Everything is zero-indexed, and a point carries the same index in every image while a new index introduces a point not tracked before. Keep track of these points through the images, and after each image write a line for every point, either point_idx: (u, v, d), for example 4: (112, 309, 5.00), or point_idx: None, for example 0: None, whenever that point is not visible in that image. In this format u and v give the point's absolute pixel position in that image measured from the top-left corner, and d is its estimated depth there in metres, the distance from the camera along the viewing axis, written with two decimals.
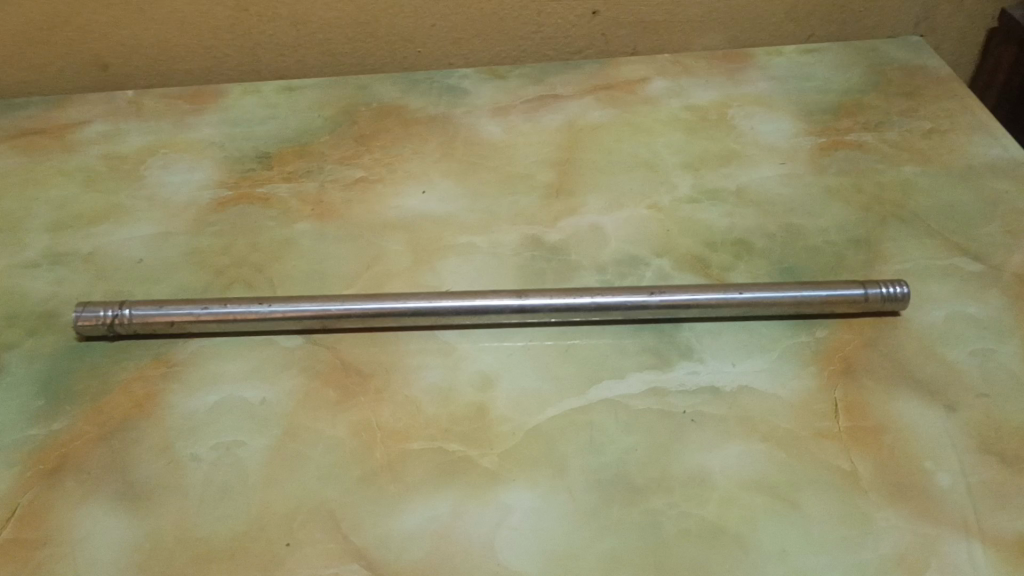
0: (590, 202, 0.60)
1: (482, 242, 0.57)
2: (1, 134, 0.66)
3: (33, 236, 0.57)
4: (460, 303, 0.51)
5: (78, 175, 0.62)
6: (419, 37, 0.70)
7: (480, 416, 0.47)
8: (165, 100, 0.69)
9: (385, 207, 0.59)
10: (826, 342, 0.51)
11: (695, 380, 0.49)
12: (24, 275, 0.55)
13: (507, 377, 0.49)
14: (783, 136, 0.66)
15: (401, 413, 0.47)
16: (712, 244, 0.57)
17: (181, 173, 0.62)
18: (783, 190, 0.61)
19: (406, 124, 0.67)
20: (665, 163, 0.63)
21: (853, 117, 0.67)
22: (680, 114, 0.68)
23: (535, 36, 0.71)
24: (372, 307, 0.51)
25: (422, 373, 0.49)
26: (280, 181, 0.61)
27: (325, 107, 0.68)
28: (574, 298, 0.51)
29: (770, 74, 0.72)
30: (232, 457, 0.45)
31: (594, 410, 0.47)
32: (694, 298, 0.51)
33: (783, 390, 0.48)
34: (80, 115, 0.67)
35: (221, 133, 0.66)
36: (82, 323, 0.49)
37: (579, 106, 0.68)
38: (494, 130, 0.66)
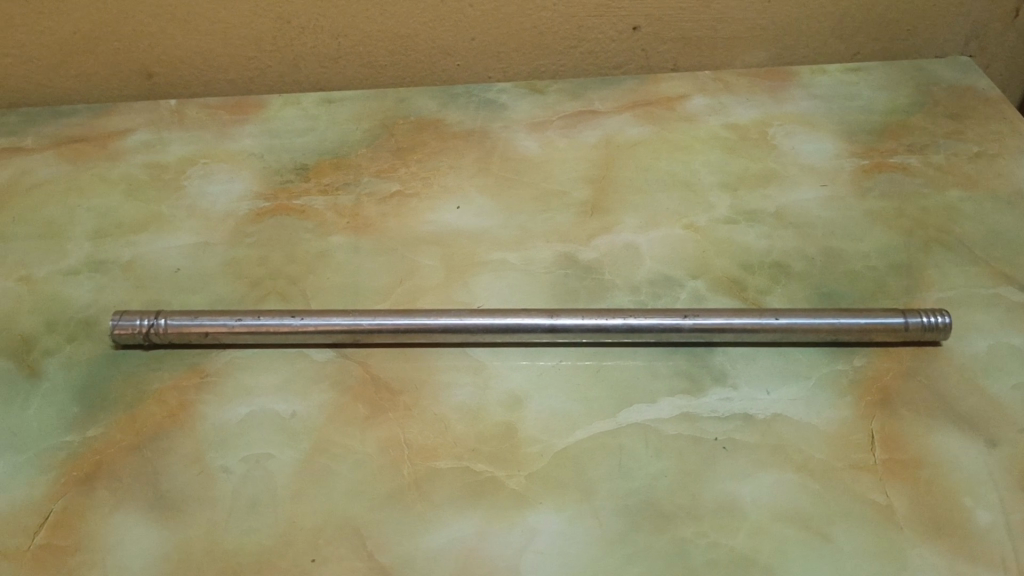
0: (625, 220, 0.59)
1: (514, 258, 0.57)
2: (47, 141, 0.67)
3: (76, 244, 0.58)
4: (491, 321, 0.51)
5: (120, 183, 0.63)
6: (458, 51, 0.70)
7: (509, 437, 0.47)
8: (208, 110, 0.70)
9: (420, 222, 0.60)
10: (864, 370, 0.50)
11: (727, 406, 0.48)
12: (65, 282, 0.56)
13: (536, 398, 0.49)
14: (824, 156, 0.64)
15: (430, 430, 0.47)
16: (749, 267, 0.56)
17: (221, 184, 0.63)
18: (823, 212, 0.60)
19: (444, 138, 0.67)
20: (703, 183, 0.62)
21: (897, 138, 0.66)
22: (719, 132, 0.67)
23: (575, 51, 0.71)
24: (404, 322, 0.51)
25: (452, 391, 0.49)
26: (317, 193, 0.62)
27: (363, 120, 0.69)
28: (606, 319, 0.51)
29: (813, 93, 0.71)
30: (261, 470, 0.45)
31: (624, 434, 0.47)
32: (729, 322, 0.51)
33: (818, 418, 0.47)
34: (125, 124, 0.69)
35: (261, 144, 0.66)
36: (119, 332, 0.50)
37: (617, 122, 0.68)
38: (531, 145, 0.66)
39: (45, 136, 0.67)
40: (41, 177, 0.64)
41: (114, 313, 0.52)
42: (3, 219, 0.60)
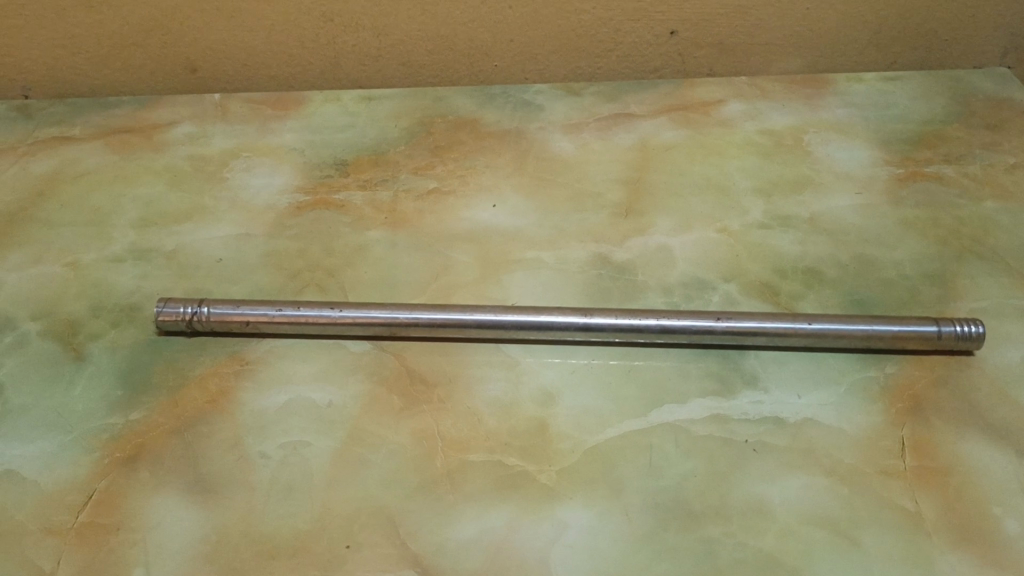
0: (659, 221, 0.60)
1: (549, 257, 0.58)
2: (94, 132, 0.69)
3: (120, 232, 0.60)
4: (526, 318, 0.52)
5: (164, 174, 0.65)
6: (496, 52, 0.70)
7: (541, 432, 0.47)
8: (250, 105, 0.71)
9: (456, 219, 0.60)
10: (895, 378, 0.50)
11: (758, 409, 0.48)
12: (110, 269, 0.57)
13: (568, 395, 0.49)
14: (858, 164, 0.65)
15: (463, 423, 0.48)
16: (782, 272, 0.56)
17: (262, 177, 0.64)
18: (857, 219, 0.60)
19: (480, 137, 0.68)
20: (737, 187, 0.63)
21: (933, 148, 0.66)
22: (755, 137, 0.67)
23: (612, 54, 0.71)
24: (440, 317, 0.52)
25: (485, 386, 0.50)
26: (356, 188, 0.63)
27: (402, 118, 0.70)
28: (639, 319, 0.51)
29: (848, 101, 0.71)
30: (298, 457, 0.46)
31: (655, 433, 0.47)
32: (762, 326, 0.51)
33: (848, 424, 0.48)
34: (170, 117, 0.70)
35: (302, 139, 0.68)
36: (163, 319, 0.51)
37: (652, 125, 0.68)
38: (567, 147, 0.67)
39: (92, 126, 0.69)
40: (88, 166, 0.65)
41: (158, 300, 0.53)
42: (51, 206, 0.62)
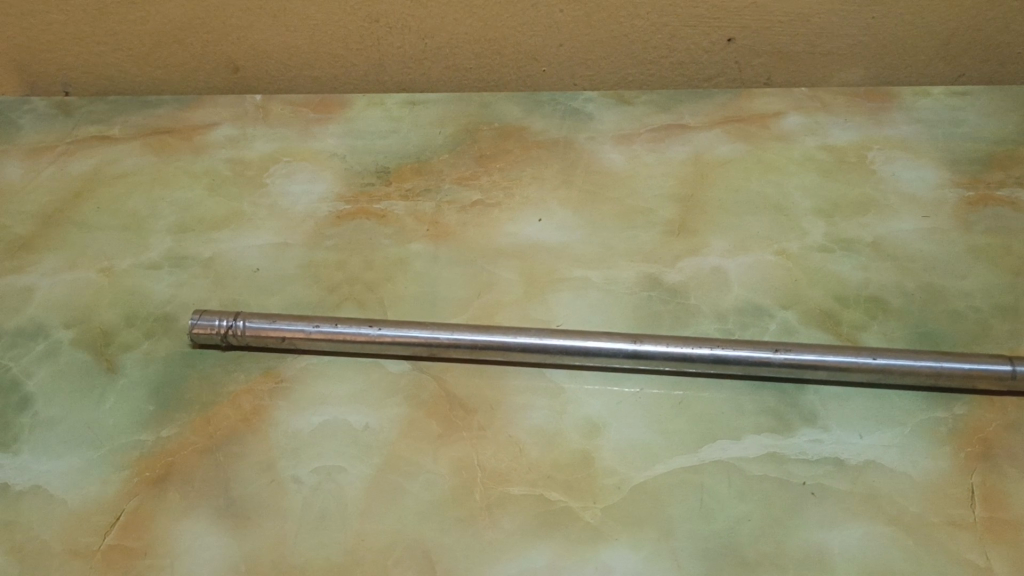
0: (712, 242, 0.57)
1: (597, 277, 0.55)
2: (134, 131, 0.67)
3: (157, 237, 0.58)
4: (572, 342, 0.49)
5: (203, 178, 0.63)
6: (545, 56, 0.68)
7: (586, 466, 0.45)
8: (292, 107, 0.69)
9: (500, 233, 0.58)
10: (965, 419, 0.47)
11: (817, 449, 0.46)
12: (146, 276, 0.55)
13: (615, 427, 0.47)
14: (925, 185, 0.61)
15: (504, 454, 0.46)
16: (844, 300, 0.53)
17: (303, 184, 0.62)
18: (924, 245, 0.57)
19: (527, 147, 0.65)
20: (796, 207, 0.60)
21: (1005, 170, 0.62)
22: (815, 153, 0.64)
23: (665, 61, 0.68)
24: (481, 338, 0.49)
25: (527, 414, 0.47)
26: (398, 198, 0.61)
27: (447, 124, 0.67)
28: (692, 348, 0.49)
29: (915, 116, 0.67)
30: (332, 483, 0.44)
31: (706, 472, 0.45)
32: (823, 359, 0.48)
33: (914, 469, 0.45)
34: (210, 117, 0.68)
35: (344, 145, 0.66)
36: (198, 331, 0.49)
37: (707, 138, 0.65)
38: (616, 159, 0.64)
39: (132, 125, 0.68)
40: (127, 168, 0.64)
41: (193, 312, 0.51)
42: (89, 209, 0.60)
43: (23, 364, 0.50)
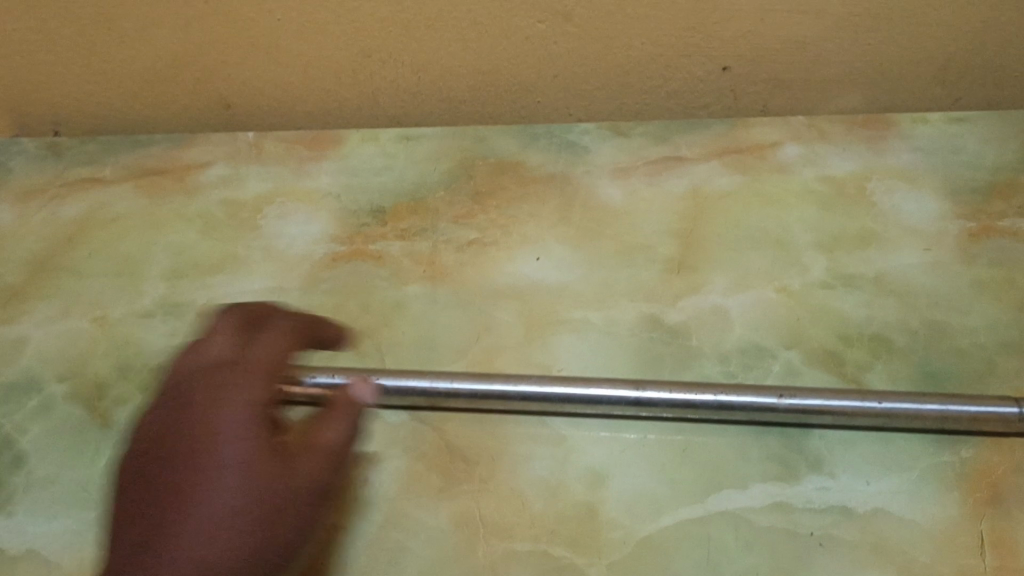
0: (713, 280, 0.57)
1: (597, 317, 0.55)
2: (125, 171, 0.66)
3: (150, 284, 0.57)
4: (573, 390, 0.48)
5: (196, 220, 0.62)
6: (540, 87, 0.67)
7: (590, 519, 0.44)
8: (284, 144, 0.68)
9: (498, 273, 0.58)
10: (972, 464, 0.46)
11: (825, 497, 0.45)
12: (140, 325, 0.55)
13: (619, 477, 0.46)
14: (926, 217, 0.61)
15: (507, 507, 0.45)
16: (847, 338, 0.53)
17: (297, 224, 0.61)
18: (927, 280, 0.56)
19: (524, 182, 0.65)
20: (797, 241, 0.59)
21: (1007, 200, 0.62)
22: (814, 185, 0.64)
23: (661, 91, 0.68)
24: (480, 387, 0.48)
25: (530, 465, 0.47)
26: (394, 238, 0.60)
27: (441, 159, 0.66)
28: (694, 394, 0.48)
29: (914, 144, 0.67)
30: (334, 542, 0.44)
31: (713, 523, 0.44)
32: (828, 404, 0.47)
33: (922, 516, 0.44)
34: (201, 156, 0.67)
35: (339, 183, 0.65)
36: None
37: (705, 170, 0.65)
38: (614, 194, 0.63)
39: (123, 166, 0.67)
40: (119, 211, 0.63)
41: None
42: (81, 255, 0.60)
43: (17, 421, 0.50)
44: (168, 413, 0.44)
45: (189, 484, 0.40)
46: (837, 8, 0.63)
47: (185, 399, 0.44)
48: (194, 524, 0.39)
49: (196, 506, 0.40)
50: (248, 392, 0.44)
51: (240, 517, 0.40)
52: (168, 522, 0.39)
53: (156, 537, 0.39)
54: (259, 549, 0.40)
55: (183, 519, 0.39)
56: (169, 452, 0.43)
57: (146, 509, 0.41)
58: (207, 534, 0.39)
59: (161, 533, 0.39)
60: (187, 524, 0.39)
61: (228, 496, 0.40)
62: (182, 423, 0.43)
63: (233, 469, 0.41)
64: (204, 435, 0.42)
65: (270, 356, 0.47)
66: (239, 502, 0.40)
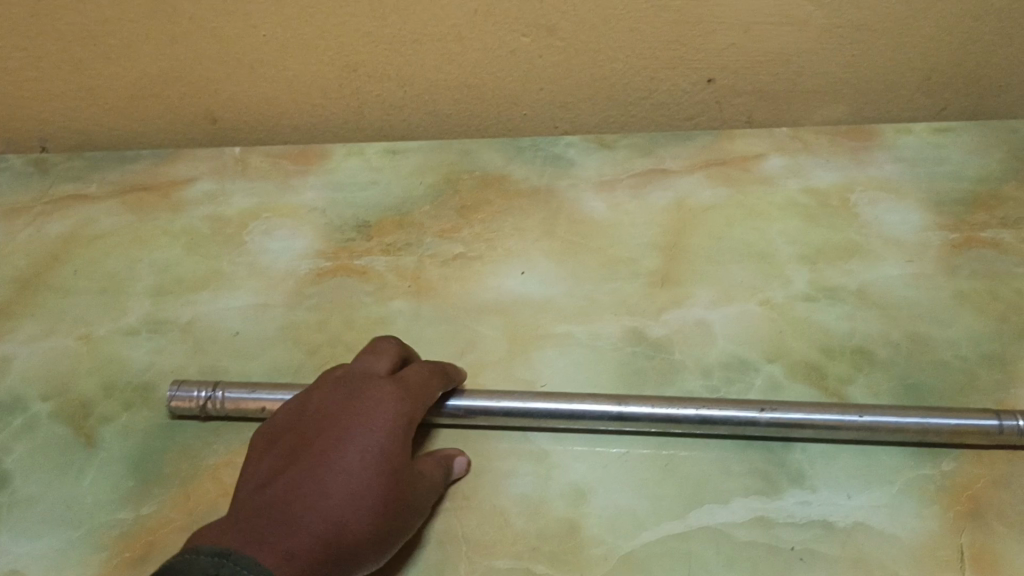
0: (697, 293, 0.57)
1: (581, 332, 0.55)
2: (111, 188, 0.67)
3: (135, 301, 0.58)
4: (556, 407, 0.49)
5: (182, 236, 0.62)
6: (526, 101, 0.67)
7: (572, 536, 0.44)
8: (271, 159, 0.68)
9: (482, 287, 0.58)
10: (952, 477, 0.47)
11: (806, 511, 0.45)
12: (125, 342, 0.55)
13: (601, 493, 0.46)
14: (909, 228, 0.61)
15: (489, 524, 0.45)
16: (830, 351, 0.53)
17: (283, 240, 0.62)
18: (910, 292, 0.56)
19: (509, 196, 0.65)
20: (780, 254, 0.59)
21: (989, 211, 0.62)
22: (798, 197, 0.64)
23: (645, 103, 0.68)
24: (463, 404, 0.49)
25: (512, 481, 0.47)
26: (379, 253, 0.60)
27: (427, 174, 0.67)
28: (676, 409, 0.48)
29: (897, 155, 0.67)
30: None
31: (694, 539, 0.44)
32: (809, 418, 0.48)
33: (903, 530, 0.44)
34: (188, 172, 0.67)
35: (325, 198, 0.65)
36: (176, 404, 0.49)
37: (690, 183, 0.65)
38: (599, 208, 0.64)
39: (109, 182, 0.67)
40: (104, 227, 0.64)
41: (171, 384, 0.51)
42: (66, 272, 0.60)
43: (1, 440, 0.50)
44: (299, 412, 0.45)
45: (325, 455, 0.41)
46: (821, 21, 0.63)
47: (316, 400, 0.45)
48: (331, 488, 0.39)
49: (331, 473, 0.40)
50: (392, 388, 0.45)
51: (376, 490, 0.40)
52: (300, 486, 0.40)
53: (286, 494, 0.39)
54: (385, 527, 0.40)
55: (319, 483, 0.40)
56: (297, 440, 0.43)
57: (271, 480, 0.41)
58: (339, 499, 0.39)
59: (294, 492, 0.39)
60: (323, 487, 0.39)
61: (364, 468, 0.40)
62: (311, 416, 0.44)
63: (372, 447, 0.41)
64: (341, 419, 0.43)
65: (425, 380, 0.47)
66: (374, 476, 0.40)
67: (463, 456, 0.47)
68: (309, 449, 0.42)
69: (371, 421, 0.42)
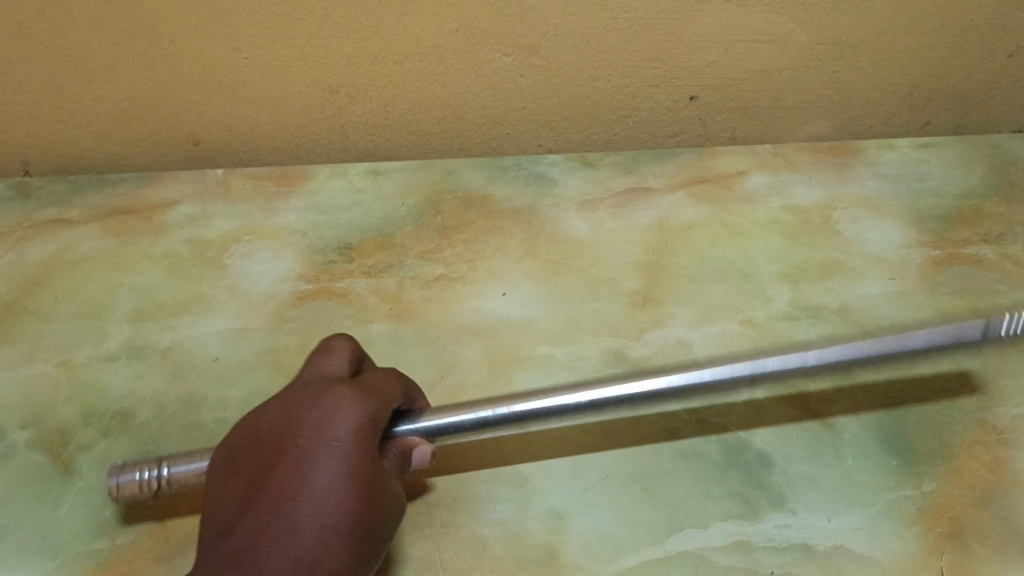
0: (678, 313, 0.57)
1: (562, 353, 0.55)
2: (93, 211, 0.66)
3: (115, 326, 0.57)
4: (534, 406, 0.47)
5: (163, 260, 0.62)
6: (509, 120, 0.67)
7: (551, 563, 0.44)
8: (253, 181, 0.68)
9: (463, 309, 0.58)
10: (932, 498, 0.47)
11: (785, 535, 0.45)
12: (104, 369, 0.55)
13: (580, 518, 0.46)
14: (890, 246, 0.61)
15: (467, 552, 0.45)
16: None
17: (263, 263, 0.61)
18: (891, 310, 0.57)
19: (491, 216, 0.65)
20: (762, 273, 0.59)
21: (971, 227, 0.62)
22: (780, 215, 0.64)
23: (628, 120, 0.68)
24: (434, 421, 0.46)
25: (491, 507, 0.47)
26: (360, 275, 0.60)
27: (410, 194, 0.67)
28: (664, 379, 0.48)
29: (880, 172, 0.67)
30: None
31: (673, 564, 0.44)
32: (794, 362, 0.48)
33: (882, 553, 0.44)
34: (170, 195, 0.67)
35: (307, 220, 0.65)
36: (122, 492, 0.45)
37: (672, 202, 0.65)
38: (581, 227, 0.64)
39: (90, 206, 0.67)
40: (85, 252, 0.63)
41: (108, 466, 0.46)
42: (46, 298, 0.60)
43: None
44: (253, 433, 0.42)
45: (286, 484, 0.38)
46: (803, 38, 0.63)
47: (269, 415, 0.42)
48: (300, 522, 0.37)
49: (296, 508, 0.38)
50: (348, 394, 0.42)
51: (346, 514, 0.38)
52: (266, 525, 0.38)
53: (253, 540, 0.37)
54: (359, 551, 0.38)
55: (285, 521, 0.37)
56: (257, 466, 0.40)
57: (235, 524, 0.38)
58: (309, 538, 0.37)
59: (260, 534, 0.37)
60: (291, 524, 0.37)
61: (330, 497, 0.38)
62: (265, 436, 0.41)
63: (337, 466, 0.39)
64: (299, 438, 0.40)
65: (384, 384, 0.44)
66: (343, 504, 0.38)
67: (423, 445, 0.45)
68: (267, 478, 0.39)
69: (329, 435, 0.40)
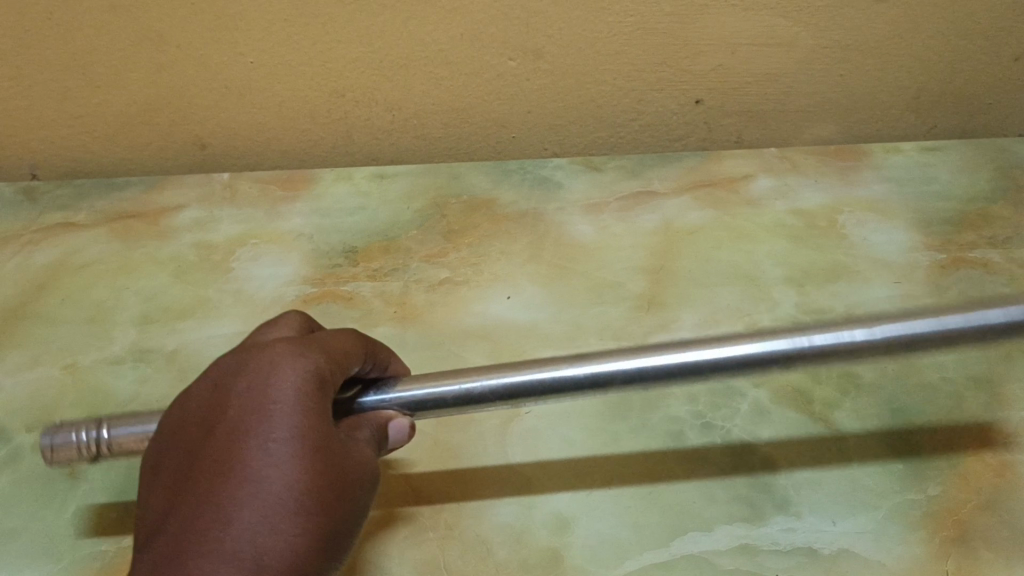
0: (683, 316, 0.57)
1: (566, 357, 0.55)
2: (99, 215, 0.67)
3: (120, 330, 0.58)
4: (519, 380, 0.45)
5: (169, 264, 0.63)
6: (515, 124, 0.67)
7: (555, 566, 0.44)
8: (259, 185, 0.69)
9: (467, 313, 0.58)
10: (938, 502, 0.46)
11: (791, 539, 0.45)
12: (109, 372, 0.55)
13: (584, 522, 0.46)
14: (896, 249, 0.61)
15: (471, 555, 0.45)
16: (816, 375, 0.53)
17: (268, 267, 0.62)
18: (896, 314, 0.56)
19: (496, 220, 0.65)
20: (767, 277, 0.59)
21: (977, 230, 0.62)
22: (786, 219, 0.64)
23: (634, 124, 0.68)
24: (413, 390, 0.44)
25: (494, 510, 0.47)
26: (365, 279, 0.60)
27: (415, 199, 0.67)
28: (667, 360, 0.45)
29: (886, 175, 0.67)
30: None
31: (677, 567, 0.44)
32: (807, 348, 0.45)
33: (888, 557, 0.44)
34: (177, 199, 0.68)
35: (312, 224, 0.65)
36: (57, 454, 0.44)
37: (677, 206, 0.65)
38: (585, 230, 0.64)
39: (97, 211, 0.67)
40: (92, 256, 0.64)
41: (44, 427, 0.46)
42: (52, 302, 0.60)
43: None
44: (193, 410, 0.38)
45: (220, 466, 0.34)
46: (809, 41, 0.63)
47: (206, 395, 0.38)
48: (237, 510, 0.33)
49: (231, 492, 0.33)
50: (285, 354, 0.37)
51: (294, 488, 0.33)
52: (199, 517, 0.33)
53: (187, 530, 0.33)
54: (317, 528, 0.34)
55: (222, 502, 0.33)
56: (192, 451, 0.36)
57: (165, 521, 0.34)
58: (248, 524, 0.32)
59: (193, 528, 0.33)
60: (228, 510, 0.33)
61: (270, 474, 0.33)
62: (203, 418, 0.37)
63: (273, 439, 0.34)
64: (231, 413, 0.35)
65: (337, 342, 0.40)
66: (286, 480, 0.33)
67: (402, 418, 0.43)
68: (200, 465, 0.35)
69: (265, 402, 0.35)
